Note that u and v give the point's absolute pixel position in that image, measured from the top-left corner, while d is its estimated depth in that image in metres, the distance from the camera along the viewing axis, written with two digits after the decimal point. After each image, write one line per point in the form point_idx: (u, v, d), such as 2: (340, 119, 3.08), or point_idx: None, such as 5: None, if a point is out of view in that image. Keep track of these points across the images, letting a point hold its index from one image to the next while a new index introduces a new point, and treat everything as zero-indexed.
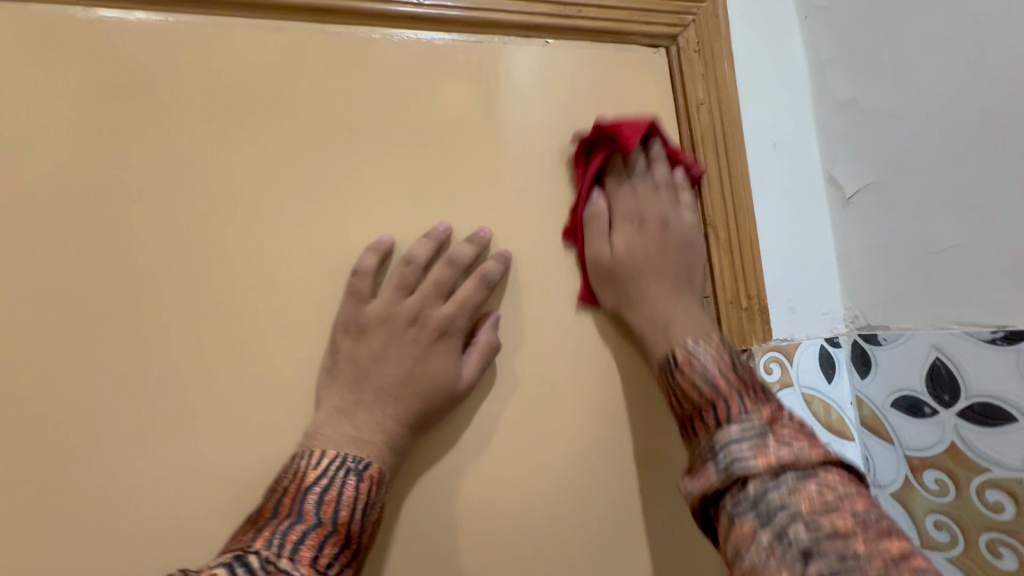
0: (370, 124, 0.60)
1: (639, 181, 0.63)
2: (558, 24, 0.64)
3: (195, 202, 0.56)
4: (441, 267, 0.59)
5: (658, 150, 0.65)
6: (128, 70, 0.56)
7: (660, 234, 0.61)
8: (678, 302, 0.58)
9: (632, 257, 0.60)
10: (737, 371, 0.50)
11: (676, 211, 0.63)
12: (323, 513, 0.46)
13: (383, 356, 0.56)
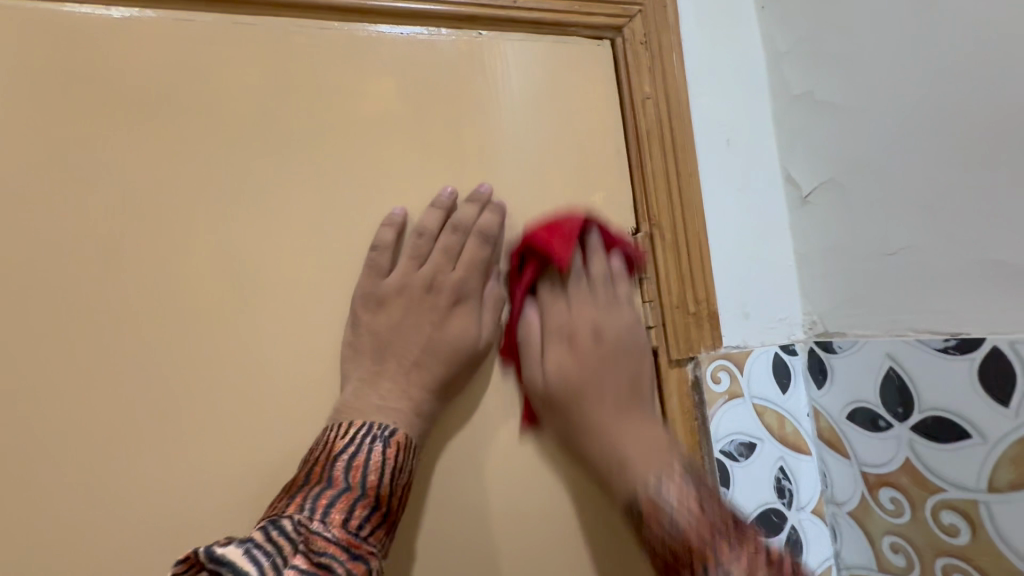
0: (289, 119, 0.56)
1: (575, 307, 0.61)
2: (494, 15, 0.61)
3: (92, 203, 0.51)
4: (449, 234, 0.59)
5: (595, 242, 0.62)
6: (12, 59, 0.51)
7: (598, 360, 0.59)
8: (623, 428, 0.56)
9: (566, 384, 0.58)
10: (708, 511, 0.50)
11: (614, 323, 0.60)
12: (352, 478, 0.48)
13: (402, 326, 0.57)
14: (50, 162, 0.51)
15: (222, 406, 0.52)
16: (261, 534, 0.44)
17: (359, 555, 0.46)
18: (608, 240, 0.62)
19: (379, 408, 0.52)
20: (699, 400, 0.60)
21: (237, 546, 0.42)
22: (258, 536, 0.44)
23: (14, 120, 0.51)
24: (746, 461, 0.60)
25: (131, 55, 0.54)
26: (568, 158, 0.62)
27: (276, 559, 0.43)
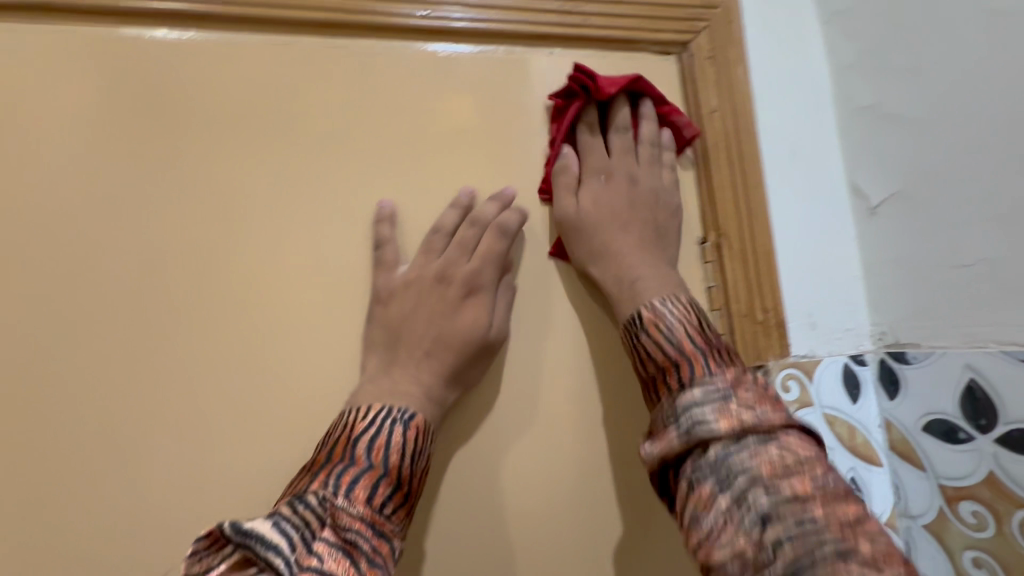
0: (376, 134, 0.60)
1: (614, 151, 0.62)
2: (566, 34, 0.64)
3: (205, 211, 0.56)
4: (465, 228, 0.58)
5: (647, 110, 0.63)
6: (138, 83, 0.56)
7: (630, 197, 0.60)
8: (648, 268, 0.56)
9: (601, 211, 0.59)
10: (708, 334, 0.49)
11: (650, 171, 0.61)
12: (375, 457, 0.46)
13: (412, 315, 0.55)
14: (171, 176, 0.56)
15: (313, 404, 0.56)
16: (286, 508, 0.41)
17: (382, 533, 0.45)
18: (663, 109, 0.63)
19: (391, 395, 0.51)
20: None
21: (263, 519, 0.40)
22: (283, 511, 0.41)
23: (139, 139, 0.56)
24: None
25: (237, 77, 0.58)
26: None
27: (304, 533, 0.41)
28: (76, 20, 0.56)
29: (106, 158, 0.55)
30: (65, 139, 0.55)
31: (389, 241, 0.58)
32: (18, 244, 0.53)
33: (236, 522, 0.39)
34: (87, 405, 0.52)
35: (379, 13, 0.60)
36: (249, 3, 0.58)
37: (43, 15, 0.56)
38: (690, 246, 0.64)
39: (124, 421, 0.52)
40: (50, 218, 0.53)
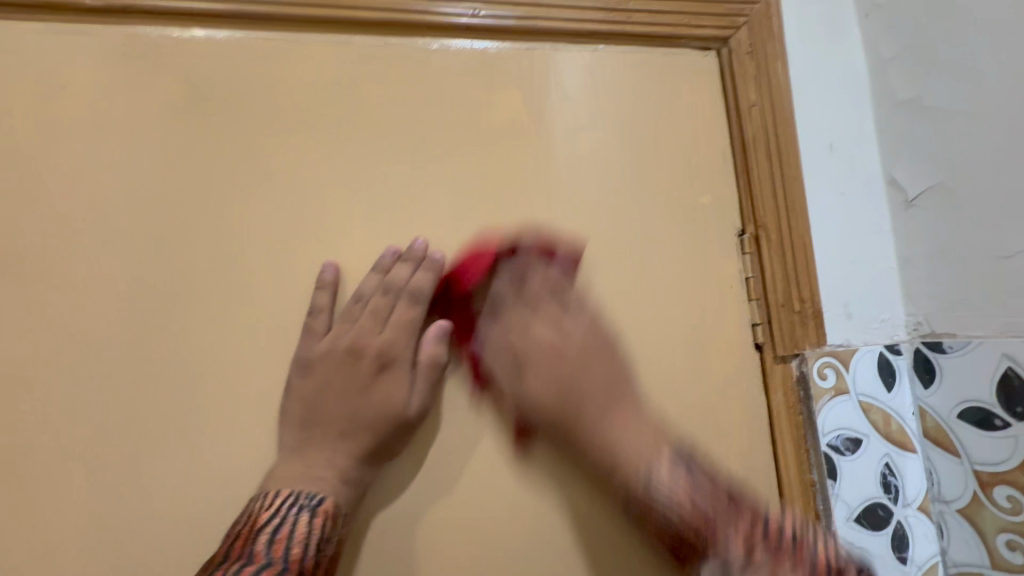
0: (426, 129, 0.62)
1: (535, 314, 0.63)
2: (609, 31, 0.65)
3: (265, 204, 0.58)
4: (380, 296, 0.59)
5: (530, 246, 0.62)
6: (204, 81, 0.59)
7: (573, 369, 0.61)
8: (615, 421, 0.58)
9: (551, 397, 0.60)
10: (701, 490, 0.52)
11: (569, 331, 0.62)
12: (275, 551, 0.50)
13: (327, 391, 0.57)
14: (236, 169, 0.58)
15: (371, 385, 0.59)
16: None
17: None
18: (541, 249, 0.62)
19: (305, 476, 0.54)
20: (805, 396, 0.63)
21: None
22: None
23: (202, 137, 0.58)
24: (852, 456, 0.62)
25: (293, 75, 0.60)
26: (676, 159, 0.65)
27: None
28: (148, 22, 0.59)
29: (170, 156, 0.58)
30: (132, 138, 0.57)
31: (322, 310, 0.58)
32: (95, 236, 0.56)
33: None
34: (163, 387, 0.55)
35: (430, 15, 0.62)
36: (308, 6, 0.61)
37: (107, 17, 0.58)
38: (729, 236, 0.65)
39: (196, 402, 0.55)
40: (126, 211, 0.56)
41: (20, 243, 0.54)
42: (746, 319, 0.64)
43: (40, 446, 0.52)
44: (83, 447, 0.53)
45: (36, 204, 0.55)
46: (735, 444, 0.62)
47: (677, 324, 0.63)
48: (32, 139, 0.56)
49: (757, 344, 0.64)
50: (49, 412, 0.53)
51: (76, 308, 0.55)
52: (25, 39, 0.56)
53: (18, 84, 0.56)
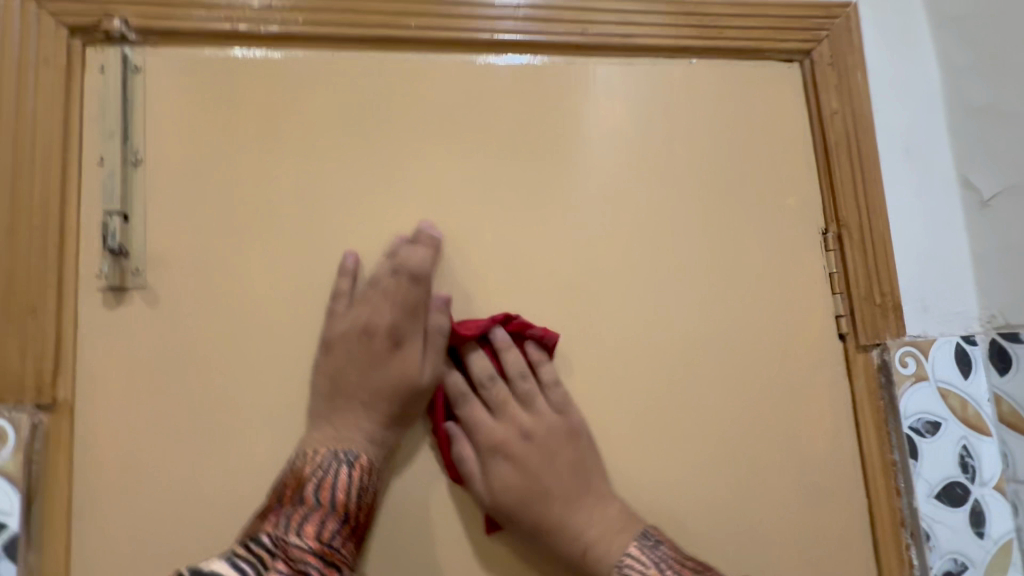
0: (540, 137, 0.66)
1: (497, 406, 0.61)
2: (702, 45, 0.70)
3: (395, 209, 0.62)
4: (390, 277, 0.59)
5: (502, 336, 0.62)
6: (337, 94, 0.62)
7: (534, 454, 0.59)
8: (579, 518, 0.57)
9: (513, 497, 0.58)
10: (672, 573, 0.54)
11: (542, 416, 0.60)
12: (322, 496, 0.53)
13: (346, 367, 0.57)
14: (369, 176, 0.61)
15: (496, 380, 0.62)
16: (241, 547, 0.50)
17: (332, 563, 0.51)
18: (514, 327, 0.62)
19: (335, 438, 0.55)
20: (886, 382, 0.68)
21: (220, 561, 0.49)
22: (239, 551, 0.50)
23: (340, 145, 0.61)
24: (932, 438, 0.67)
25: (420, 85, 0.64)
26: (764, 164, 0.70)
27: (257, 568, 0.49)
28: (285, 41, 0.61)
29: (311, 162, 0.60)
30: (277, 146, 0.60)
31: (345, 294, 0.59)
32: (235, 239, 0.58)
33: (195, 566, 0.48)
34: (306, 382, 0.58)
35: (541, 32, 0.67)
36: (432, 18, 0.64)
37: (248, 38, 0.61)
38: (814, 235, 0.70)
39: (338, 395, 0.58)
40: (266, 215, 0.59)
41: (175, 248, 0.57)
42: (830, 312, 0.69)
43: (192, 438, 0.55)
44: (233, 440, 0.55)
45: (187, 211, 0.58)
46: (824, 428, 0.67)
47: (768, 318, 0.68)
48: (174, 148, 0.58)
49: (840, 334, 0.69)
50: (200, 407, 0.55)
51: (219, 307, 0.57)
52: (175, 54, 0.59)
53: (171, 97, 0.58)
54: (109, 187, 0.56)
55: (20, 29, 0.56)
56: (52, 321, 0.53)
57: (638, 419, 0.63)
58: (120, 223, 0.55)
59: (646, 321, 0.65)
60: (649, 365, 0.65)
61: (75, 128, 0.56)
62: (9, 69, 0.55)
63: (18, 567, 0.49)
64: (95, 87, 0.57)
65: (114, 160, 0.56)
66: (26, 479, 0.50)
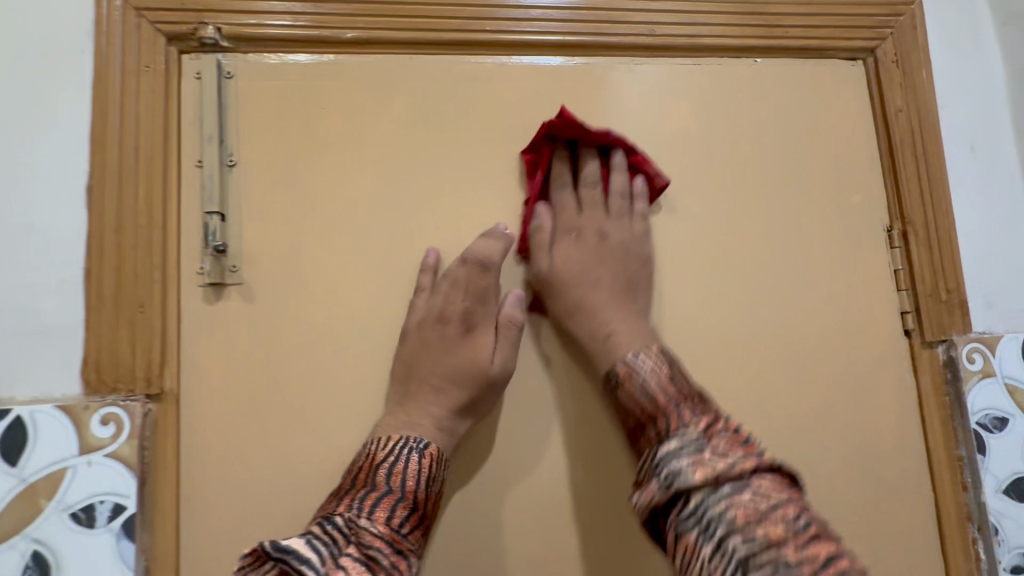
0: (610, 137, 0.68)
1: (586, 207, 0.66)
2: (767, 45, 0.71)
3: (472, 207, 0.64)
4: (463, 268, 0.61)
5: (619, 160, 0.67)
6: (416, 97, 0.64)
7: (597, 253, 0.64)
8: (618, 313, 0.61)
9: (570, 271, 0.63)
10: (678, 379, 0.54)
11: (626, 227, 0.65)
12: (393, 481, 0.52)
13: (422, 353, 0.59)
14: (447, 176, 0.63)
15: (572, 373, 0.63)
16: (318, 528, 0.48)
17: (400, 551, 0.49)
18: (635, 160, 0.67)
19: (408, 425, 0.56)
20: (953, 378, 0.68)
21: (297, 537, 0.46)
22: (314, 530, 0.47)
23: (419, 147, 0.63)
24: (999, 433, 0.67)
25: (495, 87, 0.66)
26: (828, 162, 0.71)
27: (333, 548, 0.46)
28: (366, 47, 0.64)
29: (393, 162, 0.63)
30: (362, 148, 0.62)
31: (423, 286, 0.61)
32: (322, 237, 0.60)
33: (274, 543, 0.45)
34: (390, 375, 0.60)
35: (610, 35, 0.68)
36: (506, 23, 0.66)
37: (331, 44, 0.63)
38: (879, 232, 0.71)
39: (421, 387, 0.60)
40: (351, 213, 0.61)
41: (267, 246, 0.59)
42: (896, 308, 0.70)
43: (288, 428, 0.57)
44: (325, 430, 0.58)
45: (277, 209, 0.60)
46: (890, 423, 0.68)
47: (834, 314, 0.69)
48: (264, 150, 0.60)
49: (905, 330, 0.70)
50: (293, 398, 0.58)
51: (309, 302, 0.59)
52: (264, 61, 0.62)
53: (262, 102, 0.61)
54: (207, 188, 0.58)
55: (123, 39, 0.59)
56: (158, 315, 0.56)
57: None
58: (218, 222, 0.58)
59: (715, 316, 0.66)
60: (718, 360, 0.66)
61: (175, 133, 0.59)
62: (115, 77, 0.58)
63: (135, 547, 0.52)
64: (191, 93, 0.60)
65: (211, 162, 0.59)
66: (140, 463, 0.53)
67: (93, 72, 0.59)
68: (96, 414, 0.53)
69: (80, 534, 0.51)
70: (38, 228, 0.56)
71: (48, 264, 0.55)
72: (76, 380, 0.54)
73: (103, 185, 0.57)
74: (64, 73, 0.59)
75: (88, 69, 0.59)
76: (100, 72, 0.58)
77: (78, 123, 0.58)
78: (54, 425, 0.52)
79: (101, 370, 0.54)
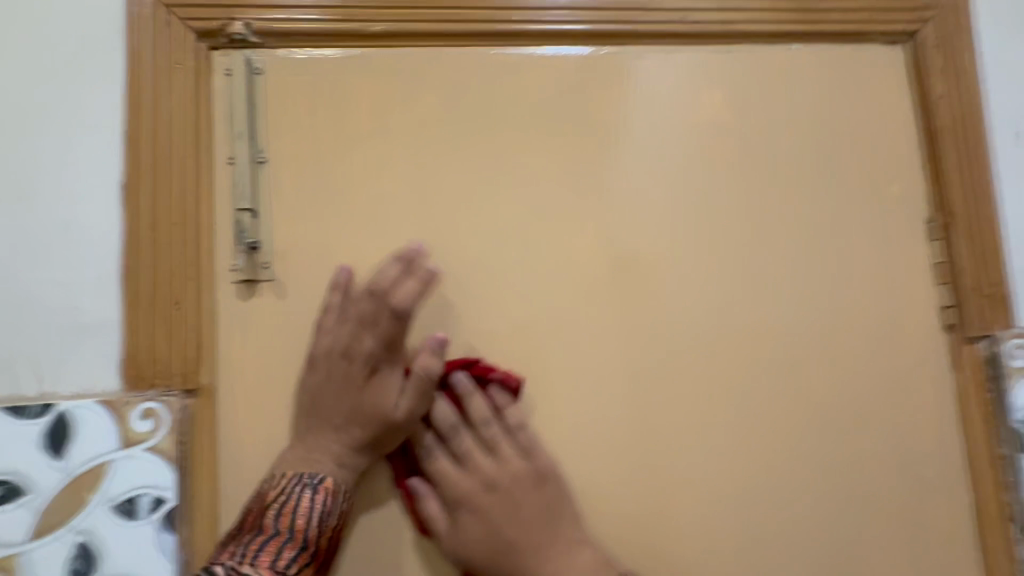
0: (639, 129, 0.66)
1: (472, 454, 0.58)
2: (804, 30, 0.69)
3: (500, 202, 0.63)
4: (368, 299, 0.56)
5: (465, 382, 0.59)
6: (444, 90, 0.63)
7: (502, 501, 0.57)
8: (555, 558, 0.55)
9: (480, 539, 0.56)
10: None
11: (507, 463, 0.57)
12: (280, 523, 0.52)
13: (326, 387, 0.56)
14: (475, 171, 0.63)
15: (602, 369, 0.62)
16: None
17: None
18: (476, 371, 0.60)
19: (304, 458, 0.55)
20: (996, 375, 0.66)
21: None
22: None
23: (447, 142, 0.63)
24: None
25: (523, 79, 0.65)
26: (866, 152, 0.69)
27: None
28: (393, 40, 0.63)
29: (422, 158, 0.62)
30: (390, 143, 0.62)
31: (332, 309, 0.57)
32: (351, 234, 0.60)
33: None
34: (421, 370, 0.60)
35: (641, 23, 0.67)
36: (533, 12, 0.65)
37: (359, 38, 0.62)
38: (919, 224, 0.69)
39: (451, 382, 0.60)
40: (379, 209, 0.61)
41: (298, 243, 0.59)
42: (936, 303, 0.68)
43: None
44: None
45: (305, 207, 0.60)
46: (928, 421, 0.66)
47: (871, 309, 0.67)
48: (293, 146, 0.60)
49: (946, 325, 0.67)
50: None
51: None
52: (293, 56, 0.61)
53: (291, 98, 0.61)
54: (239, 186, 0.59)
55: (154, 36, 0.59)
56: (193, 312, 0.56)
57: (742, 411, 0.63)
58: (251, 219, 0.59)
59: (747, 312, 0.65)
60: (752, 356, 0.64)
61: (205, 130, 0.59)
62: (147, 75, 0.59)
63: (175, 539, 0.53)
64: (221, 90, 0.60)
65: (243, 159, 0.59)
66: (179, 457, 0.54)
67: (125, 71, 0.59)
68: (136, 409, 0.54)
69: (122, 526, 0.52)
70: (76, 226, 0.57)
71: (84, 263, 0.56)
72: (116, 376, 0.55)
73: (137, 184, 0.57)
74: (95, 72, 0.59)
75: (119, 68, 0.59)
76: (132, 70, 0.59)
77: (111, 123, 0.58)
78: (96, 419, 0.53)
79: (139, 366, 0.55)
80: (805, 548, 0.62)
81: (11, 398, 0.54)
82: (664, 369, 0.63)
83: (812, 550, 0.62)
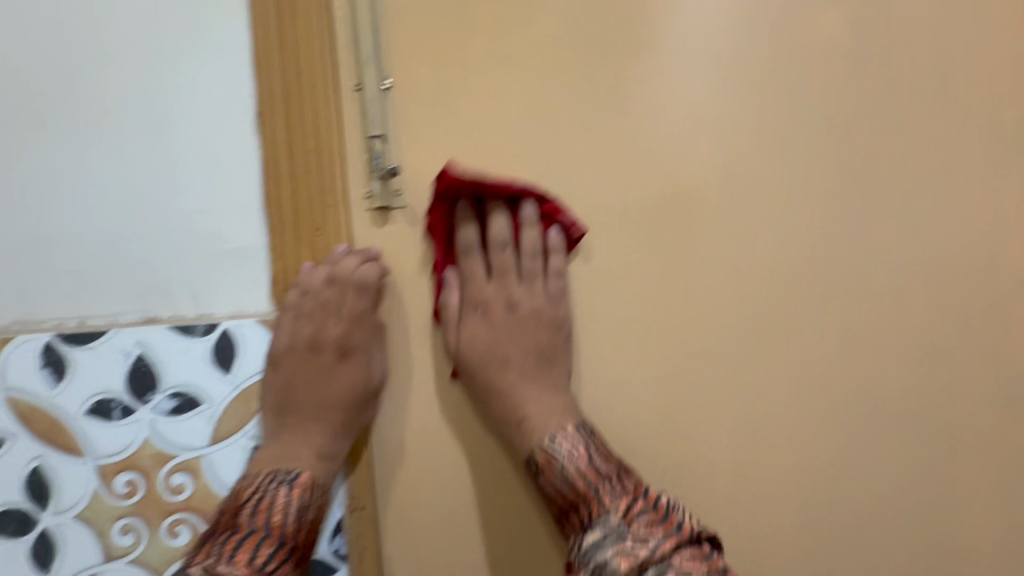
0: (754, 52, 0.65)
1: (497, 275, 0.62)
2: None
3: (617, 127, 0.63)
4: (327, 287, 0.57)
5: (530, 213, 0.61)
6: (562, 12, 0.62)
7: (512, 326, 0.61)
8: (535, 389, 0.60)
9: (478, 351, 0.60)
10: (594, 463, 0.56)
11: (534, 296, 0.61)
12: (258, 519, 0.53)
13: (294, 382, 0.57)
14: (593, 97, 0.63)
15: (718, 292, 0.64)
16: None
17: None
18: (546, 210, 0.61)
19: (282, 456, 0.55)
20: None
21: None
22: None
23: (564, 67, 0.62)
24: None
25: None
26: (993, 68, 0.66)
27: None
28: None
29: (543, 84, 0.62)
30: (511, 69, 0.62)
31: (289, 305, 0.58)
32: (477, 162, 0.61)
33: None
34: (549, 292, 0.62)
35: None
36: None
37: None
38: None
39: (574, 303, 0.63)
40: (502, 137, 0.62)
41: (426, 171, 0.60)
42: None
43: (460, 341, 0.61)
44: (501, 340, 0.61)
45: (432, 133, 0.61)
46: None
47: (991, 229, 0.65)
48: (418, 71, 0.60)
49: None
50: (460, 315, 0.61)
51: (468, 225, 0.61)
52: None
53: (412, 21, 0.60)
54: (369, 112, 0.59)
55: None
56: (335, 238, 0.59)
57: (856, 331, 0.64)
58: (381, 145, 0.59)
59: (862, 235, 0.65)
60: (869, 278, 0.65)
61: (331, 52, 0.58)
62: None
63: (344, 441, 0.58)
64: (343, 12, 0.59)
65: (370, 84, 0.59)
66: None
67: None
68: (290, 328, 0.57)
69: None
70: (213, 155, 0.58)
71: (225, 189, 0.58)
72: (264, 298, 0.58)
73: (271, 110, 0.58)
74: None
75: None
76: None
77: (235, 49, 0.58)
78: (256, 337, 0.57)
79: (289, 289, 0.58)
80: (911, 462, 0.65)
81: (172, 319, 0.57)
82: (778, 292, 0.64)
83: (918, 464, 0.65)
